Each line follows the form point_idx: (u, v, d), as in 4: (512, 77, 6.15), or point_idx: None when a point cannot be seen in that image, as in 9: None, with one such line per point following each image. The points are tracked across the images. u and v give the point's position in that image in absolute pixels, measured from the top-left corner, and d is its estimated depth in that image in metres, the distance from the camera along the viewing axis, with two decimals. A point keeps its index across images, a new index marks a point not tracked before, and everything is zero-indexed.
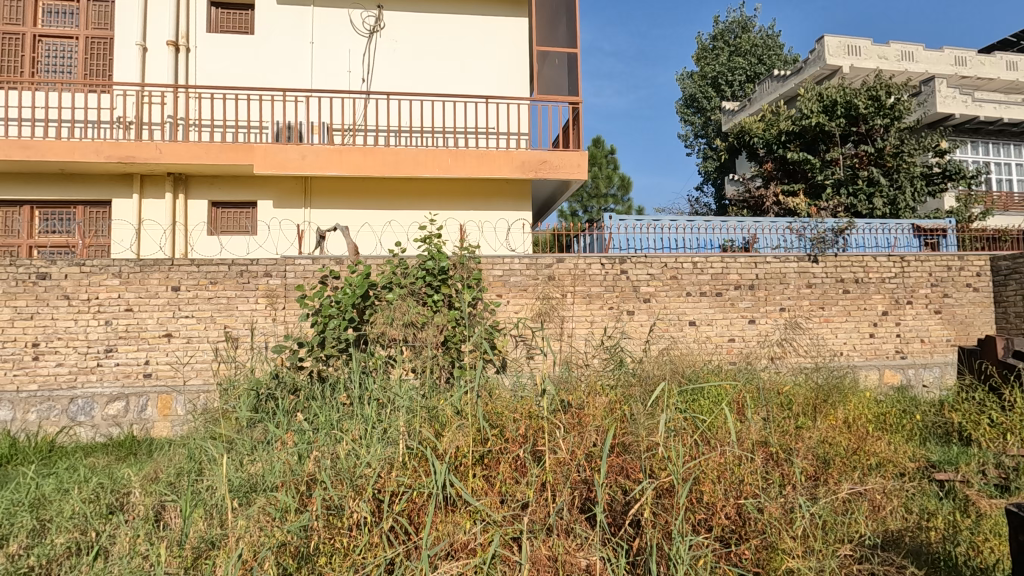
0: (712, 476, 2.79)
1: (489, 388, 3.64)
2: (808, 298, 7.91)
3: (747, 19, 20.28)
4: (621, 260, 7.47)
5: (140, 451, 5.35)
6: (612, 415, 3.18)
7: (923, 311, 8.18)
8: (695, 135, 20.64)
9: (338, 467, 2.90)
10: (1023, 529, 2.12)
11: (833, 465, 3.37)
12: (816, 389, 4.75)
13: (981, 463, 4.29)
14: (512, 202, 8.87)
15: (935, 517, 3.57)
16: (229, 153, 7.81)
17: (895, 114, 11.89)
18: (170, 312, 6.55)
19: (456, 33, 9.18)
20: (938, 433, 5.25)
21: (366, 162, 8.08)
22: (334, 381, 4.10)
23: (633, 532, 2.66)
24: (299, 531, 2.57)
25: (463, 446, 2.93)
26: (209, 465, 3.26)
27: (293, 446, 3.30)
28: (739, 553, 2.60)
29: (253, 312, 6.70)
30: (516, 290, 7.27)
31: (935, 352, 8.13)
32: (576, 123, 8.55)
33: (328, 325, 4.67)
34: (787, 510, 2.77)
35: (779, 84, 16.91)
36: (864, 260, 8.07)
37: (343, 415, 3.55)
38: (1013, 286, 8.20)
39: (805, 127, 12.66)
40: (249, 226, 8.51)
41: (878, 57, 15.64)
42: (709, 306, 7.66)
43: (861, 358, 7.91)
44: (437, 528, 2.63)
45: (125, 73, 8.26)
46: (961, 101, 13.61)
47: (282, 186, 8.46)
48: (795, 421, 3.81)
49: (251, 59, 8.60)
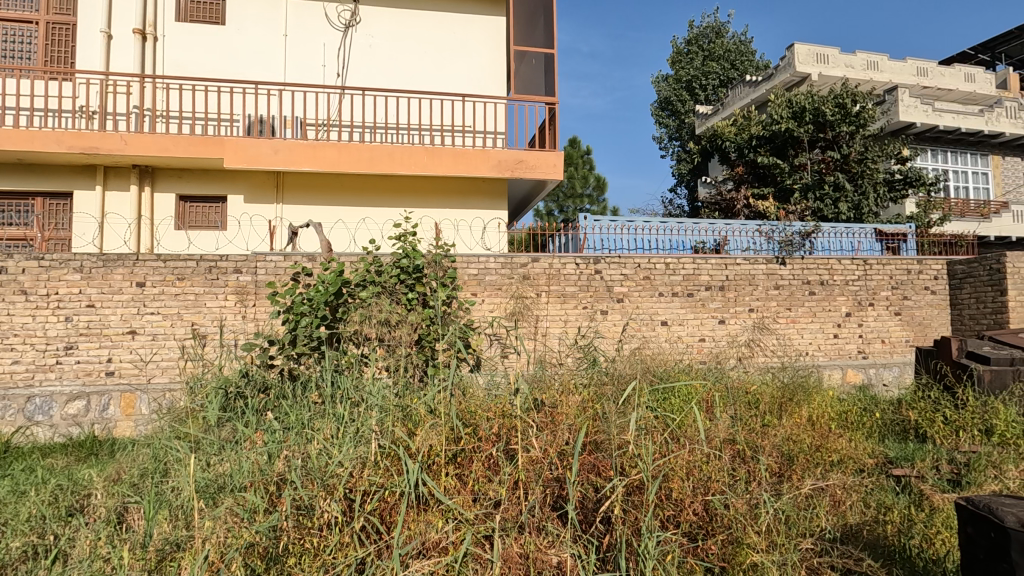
0: (681, 473, 2.84)
1: (463, 386, 3.63)
2: (775, 299, 8.11)
3: (721, 24, 20.66)
4: (595, 260, 7.56)
5: (101, 452, 5.18)
6: (585, 414, 3.20)
7: (884, 313, 8.48)
8: (669, 137, 20.91)
9: (308, 467, 2.86)
10: (1002, 537, 2.15)
11: (797, 462, 3.48)
12: (782, 388, 4.90)
13: (935, 460, 4.44)
14: (488, 201, 8.85)
15: (891, 510, 3.73)
16: (197, 147, 7.62)
17: (860, 122, 12.25)
18: (134, 308, 6.36)
19: (433, 30, 9.13)
20: (896, 430, 5.43)
21: (340, 158, 7.98)
22: (306, 379, 4.05)
23: (604, 529, 2.71)
24: (268, 531, 2.54)
25: (436, 445, 2.92)
26: (175, 465, 3.18)
27: (262, 445, 3.24)
28: (706, 548, 2.67)
29: (222, 309, 6.57)
30: (491, 289, 7.28)
31: (894, 352, 8.44)
32: (553, 124, 8.58)
33: (300, 322, 4.56)
34: (753, 505, 2.85)
35: (751, 90, 17.27)
36: (829, 263, 8.33)
37: (314, 415, 3.51)
38: (967, 290, 8.58)
39: (775, 132, 12.98)
40: (218, 221, 8.32)
41: (846, 66, 16.08)
42: (680, 306, 7.79)
43: (825, 358, 8.16)
44: (409, 527, 2.63)
45: (90, 62, 8.00)
46: (923, 110, 14.17)
47: (254, 180, 8.29)
48: (761, 420, 3.92)
49: (222, 49, 8.41)
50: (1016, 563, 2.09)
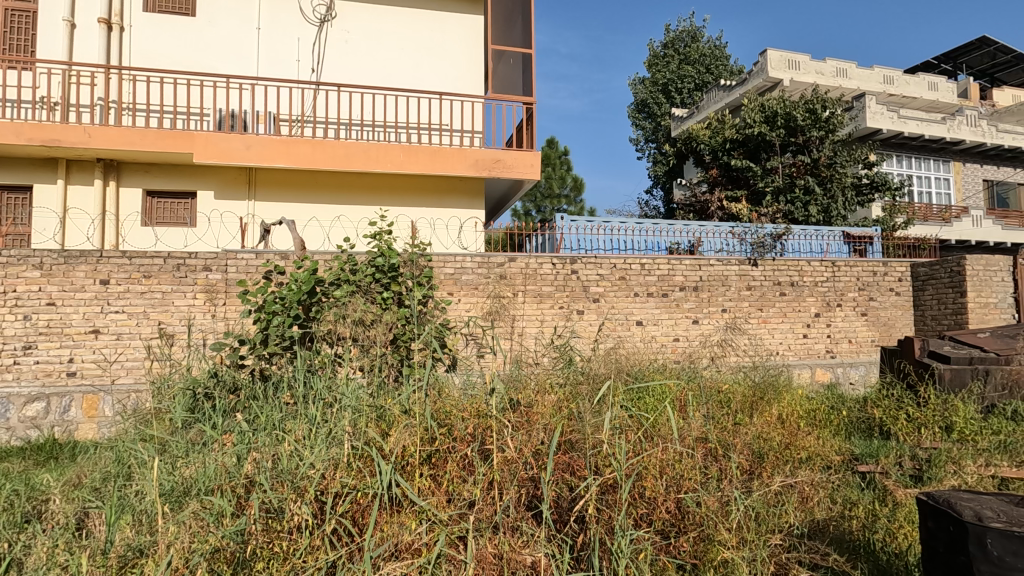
0: (655, 471, 2.87)
1: (438, 386, 3.61)
2: (747, 300, 8.27)
3: (696, 29, 20.97)
4: (571, 260, 7.60)
5: (62, 455, 5.00)
6: (560, 413, 3.19)
7: (851, 313, 8.71)
8: (646, 139, 21.11)
9: (278, 469, 2.81)
10: (962, 538, 2.22)
11: (767, 459, 3.55)
12: (753, 387, 5.01)
13: (899, 456, 4.55)
14: (465, 200, 8.81)
15: (857, 505, 3.83)
16: (166, 141, 7.42)
17: (830, 127, 12.55)
18: (98, 307, 6.16)
19: (410, 28, 9.05)
20: (861, 428, 5.58)
21: (315, 155, 7.85)
22: (278, 380, 3.95)
23: (578, 528, 2.72)
24: (235, 535, 2.48)
25: (410, 446, 2.89)
26: (138, 468, 3.08)
27: (231, 447, 3.17)
28: (678, 546, 2.71)
29: (190, 308, 6.41)
30: (468, 288, 7.24)
31: (860, 351, 8.68)
32: (530, 124, 8.60)
33: (272, 322, 4.44)
34: (724, 502, 2.90)
35: (725, 94, 17.55)
36: (799, 265, 8.53)
37: (286, 416, 3.45)
38: (929, 291, 8.86)
39: (748, 135, 13.25)
40: (187, 217, 8.11)
41: (816, 73, 16.50)
42: (655, 306, 7.89)
43: (795, 358, 8.35)
44: (381, 529, 2.59)
45: (52, 51, 7.72)
46: (889, 117, 14.64)
47: (225, 176, 8.10)
48: (734, 418, 4.01)
49: (192, 41, 8.20)
50: (973, 556, 2.17)
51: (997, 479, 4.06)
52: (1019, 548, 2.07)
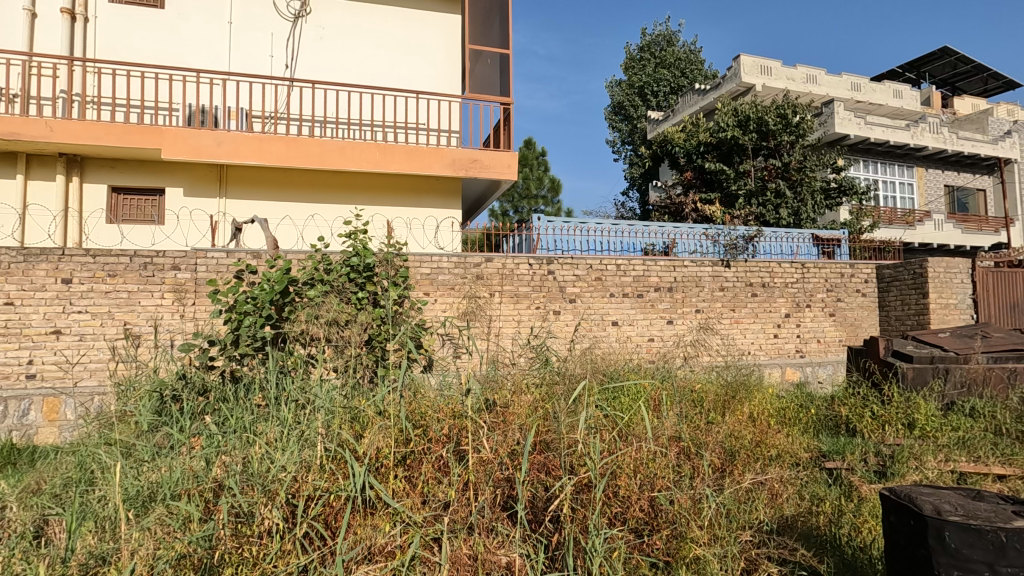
0: (628, 470, 2.90)
1: (414, 387, 3.60)
2: (720, 300, 8.42)
3: (672, 33, 21.26)
4: (548, 261, 7.63)
5: (21, 460, 4.82)
6: (536, 414, 3.20)
7: (820, 314, 8.93)
8: (622, 141, 21.34)
9: (249, 473, 2.76)
10: (922, 534, 2.29)
11: (738, 457, 3.63)
12: (725, 386, 5.11)
13: (864, 452, 4.67)
14: (441, 200, 8.77)
15: (824, 501, 3.93)
16: (133, 136, 7.21)
17: (800, 132, 12.87)
18: (59, 306, 5.95)
19: (386, 25, 8.98)
20: (828, 425, 5.72)
21: (288, 152, 7.72)
22: (249, 381, 3.85)
23: (553, 527, 2.72)
24: (203, 541, 2.43)
25: (384, 447, 2.87)
26: (101, 473, 2.99)
27: (199, 451, 3.10)
28: (651, 544, 2.74)
29: (158, 308, 6.25)
30: (444, 288, 7.21)
31: (828, 351, 8.91)
32: (507, 124, 8.60)
33: (243, 322, 4.24)
34: (696, 500, 2.94)
35: (699, 98, 17.82)
36: (770, 266, 8.70)
37: (257, 418, 3.38)
38: (893, 293, 9.13)
39: (722, 139, 13.48)
40: (155, 215, 7.89)
41: (787, 79, 16.86)
42: (631, 306, 7.97)
43: (765, 357, 8.53)
44: (355, 532, 2.56)
45: (11, 41, 7.44)
46: (856, 123, 15.06)
47: (195, 172, 7.92)
48: (706, 417, 4.09)
49: (161, 34, 7.98)
50: (933, 548, 2.24)
51: (955, 474, 4.19)
52: (975, 540, 2.16)
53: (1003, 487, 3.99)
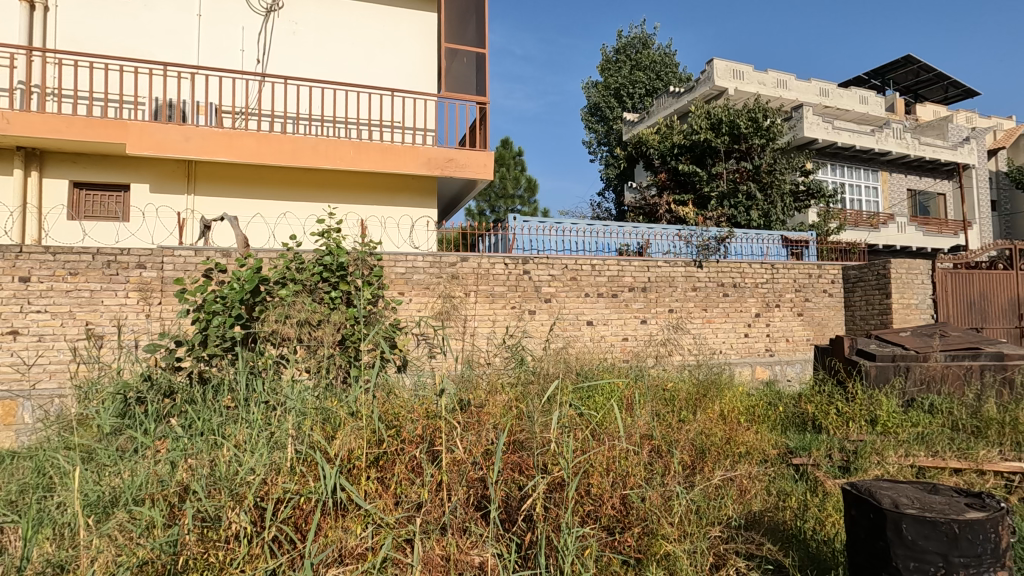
0: (601, 468, 2.93)
1: (387, 388, 3.58)
2: (692, 300, 8.56)
3: (648, 36, 21.52)
4: (524, 261, 7.64)
5: None
6: (510, 413, 3.20)
7: (789, 314, 9.15)
8: (598, 142, 21.53)
9: (215, 476, 2.70)
10: (880, 529, 2.37)
11: (708, 454, 3.70)
12: (697, 384, 5.22)
13: (829, 448, 4.80)
14: (417, 199, 8.71)
15: (791, 496, 4.04)
16: (95, 130, 6.98)
17: (770, 135, 13.17)
18: (16, 306, 5.73)
19: (362, 22, 8.88)
20: (796, 422, 5.87)
21: (259, 149, 7.57)
22: (218, 382, 3.78)
23: (526, 527, 2.73)
24: (167, 547, 2.38)
25: (356, 448, 2.84)
26: (60, 479, 2.89)
27: (165, 454, 3.02)
28: (623, 541, 2.78)
29: (122, 307, 6.07)
30: (419, 288, 7.16)
31: (797, 350, 9.14)
32: (483, 123, 8.59)
33: (211, 322, 4.08)
34: (667, 497, 2.98)
35: (674, 100, 18.07)
36: (741, 267, 8.88)
37: (226, 420, 3.32)
38: (858, 293, 9.41)
39: (695, 141, 13.69)
40: (119, 211, 7.65)
41: (758, 83, 17.21)
42: (605, 306, 8.04)
43: (736, 356, 8.71)
44: (325, 535, 2.52)
45: None
46: (824, 127, 15.46)
47: (162, 168, 7.71)
48: (679, 416, 4.16)
49: (126, 25, 7.75)
50: (890, 540, 2.33)
51: (915, 468, 4.33)
52: (930, 532, 2.25)
53: (959, 481, 4.14)
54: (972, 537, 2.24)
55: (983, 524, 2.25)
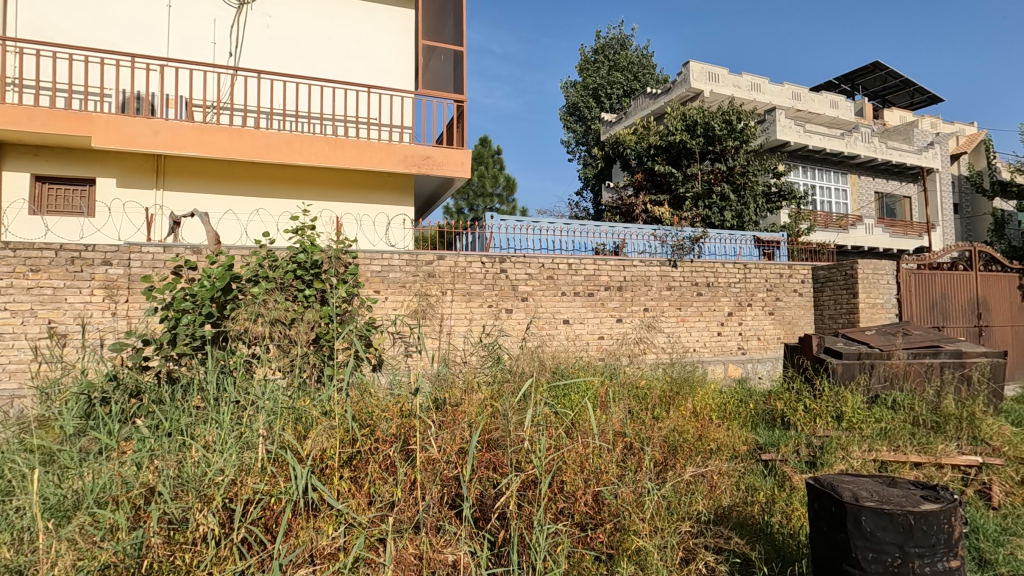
0: (573, 466, 2.95)
1: (362, 386, 3.56)
2: (667, 299, 8.69)
3: (626, 38, 21.74)
4: (500, 259, 7.65)
5: None
6: (484, 412, 3.21)
7: (760, 313, 9.36)
8: (577, 142, 21.71)
9: (182, 477, 2.65)
10: (841, 520, 2.45)
11: (680, 451, 3.77)
12: (671, 382, 5.31)
13: (797, 444, 4.91)
14: (393, 196, 8.64)
15: (758, 489, 4.15)
16: (59, 122, 6.76)
17: (744, 138, 13.43)
18: None
19: (337, 17, 8.77)
20: (765, 419, 6.03)
21: (231, 144, 7.43)
22: (187, 382, 3.68)
23: (499, 525, 2.75)
24: (132, 549, 2.33)
25: (328, 448, 2.82)
26: (18, 483, 2.80)
27: (130, 455, 2.95)
28: (595, 537, 2.81)
29: (86, 305, 5.90)
30: (395, 286, 7.12)
31: (767, 348, 9.35)
32: (460, 122, 8.56)
33: (180, 321, 3.99)
34: (639, 493, 3.03)
35: (651, 101, 18.24)
36: (714, 266, 9.03)
37: (195, 420, 3.26)
38: (827, 292, 9.66)
39: (670, 143, 13.74)
40: (84, 207, 7.43)
41: (733, 86, 17.50)
42: (582, 305, 8.10)
43: (710, 354, 8.87)
44: (295, 535, 2.48)
45: None
46: (796, 130, 15.81)
47: (129, 163, 7.52)
48: (652, 413, 4.24)
49: (92, 14, 7.51)
50: (850, 532, 2.41)
51: (877, 462, 4.45)
52: (887, 524, 2.33)
53: (919, 474, 4.29)
54: (926, 528, 2.32)
55: (937, 516, 2.34)
